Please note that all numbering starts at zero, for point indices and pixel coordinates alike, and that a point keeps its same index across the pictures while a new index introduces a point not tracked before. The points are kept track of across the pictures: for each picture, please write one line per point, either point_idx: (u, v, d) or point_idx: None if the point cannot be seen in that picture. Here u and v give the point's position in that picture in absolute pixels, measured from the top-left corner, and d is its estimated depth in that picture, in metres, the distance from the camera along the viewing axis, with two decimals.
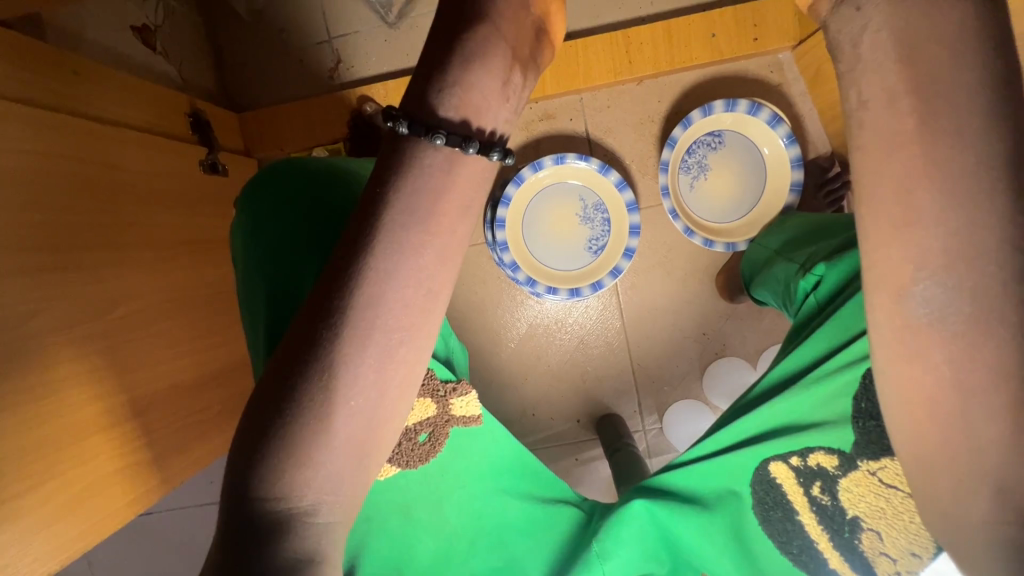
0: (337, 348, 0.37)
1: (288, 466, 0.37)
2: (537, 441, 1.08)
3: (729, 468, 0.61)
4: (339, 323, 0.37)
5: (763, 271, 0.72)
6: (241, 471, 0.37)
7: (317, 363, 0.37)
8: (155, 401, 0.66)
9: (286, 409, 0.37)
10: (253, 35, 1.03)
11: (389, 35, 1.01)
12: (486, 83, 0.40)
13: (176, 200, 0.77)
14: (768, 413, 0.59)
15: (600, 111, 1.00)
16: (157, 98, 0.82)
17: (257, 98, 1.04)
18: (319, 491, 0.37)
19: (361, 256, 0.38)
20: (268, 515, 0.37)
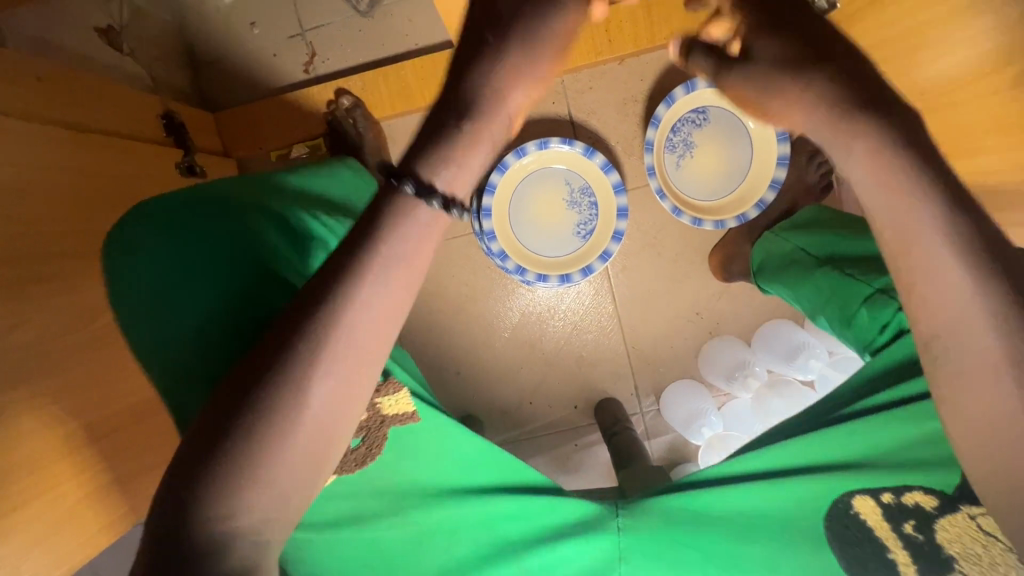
0: (307, 363, 0.35)
1: (234, 478, 0.34)
2: (535, 428, 1.09)
3: (803, 494, 0.59)
4: (312, 337, 0.36)
5: (792, 271, 0.73)
6: (183, 484, 0.35)
7: (284, 374, 0.35)
8: None
9: (245, 420, 0.35)
10: (222, 29, 1.00)
11: (362, 24, 0.98)
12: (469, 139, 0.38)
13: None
14: (848, 440, 0.59)
15: (583, 93, 0.98)
16: (125, 98, 0.80)
17: (232, 95, 1.02)
18: (267, 509, 0.35)
19: (343, 272, 0.36)
20: (204, 534, 0.34)
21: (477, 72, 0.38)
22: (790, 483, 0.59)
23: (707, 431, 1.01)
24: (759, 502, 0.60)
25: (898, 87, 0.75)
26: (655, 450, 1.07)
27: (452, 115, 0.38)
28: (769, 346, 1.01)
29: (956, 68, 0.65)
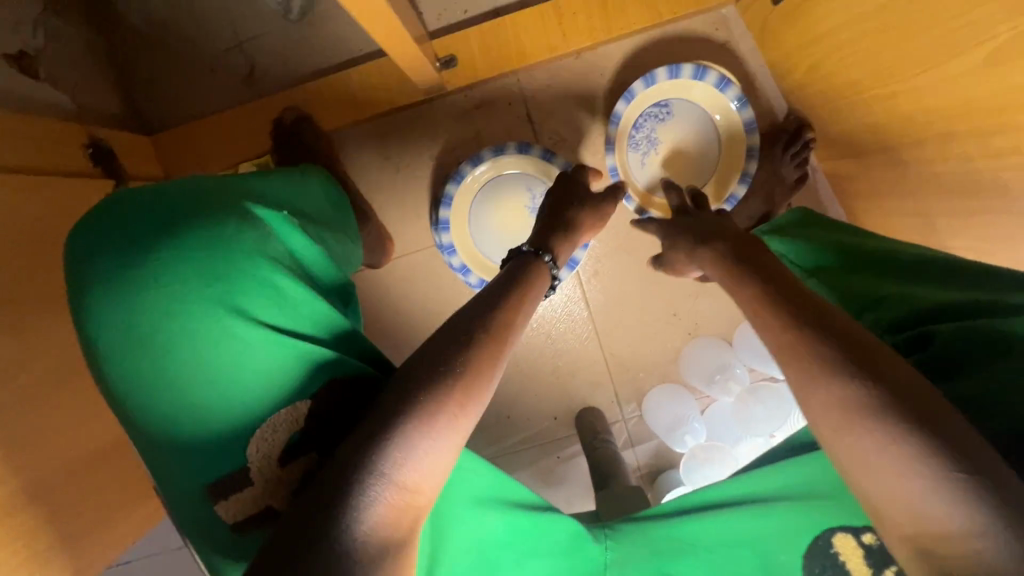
0: (484, 352, 0.47)
1: (398, 458, 0.40)
2: (515, 444, 1.05)
3: (781, 528, 0.58)
4: (486, 337, 0.48)
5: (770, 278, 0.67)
6: (371, 442, 0.41)
7: (466, 358, 0.45)
8: None
9: (433, 389, 0.43)
10: (153, 45, 0.93)
11: (300, 32, 0.92)
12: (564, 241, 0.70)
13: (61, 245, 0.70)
14: (819, 468, 0.58)
15: (540, 91, 0.92)
16: (42, 131, 0.74)
17: (170, 115, 0.96)
18: (427, 476, 0.42)
19: (500, 304, 0.53)
20: (371, 506, 0.39)
21: (569, 207, 0.73)
22: (764, 507, 0.59)
23: (689, 438, 0.97)
24: (731, 530, 0.60)
25: (869, 68, 0.70)
26: (639, 458, 1.03)
27: (560, 221, 0.71)
28: (749, 345, 0.97)
29: (933, 45, 0.59)
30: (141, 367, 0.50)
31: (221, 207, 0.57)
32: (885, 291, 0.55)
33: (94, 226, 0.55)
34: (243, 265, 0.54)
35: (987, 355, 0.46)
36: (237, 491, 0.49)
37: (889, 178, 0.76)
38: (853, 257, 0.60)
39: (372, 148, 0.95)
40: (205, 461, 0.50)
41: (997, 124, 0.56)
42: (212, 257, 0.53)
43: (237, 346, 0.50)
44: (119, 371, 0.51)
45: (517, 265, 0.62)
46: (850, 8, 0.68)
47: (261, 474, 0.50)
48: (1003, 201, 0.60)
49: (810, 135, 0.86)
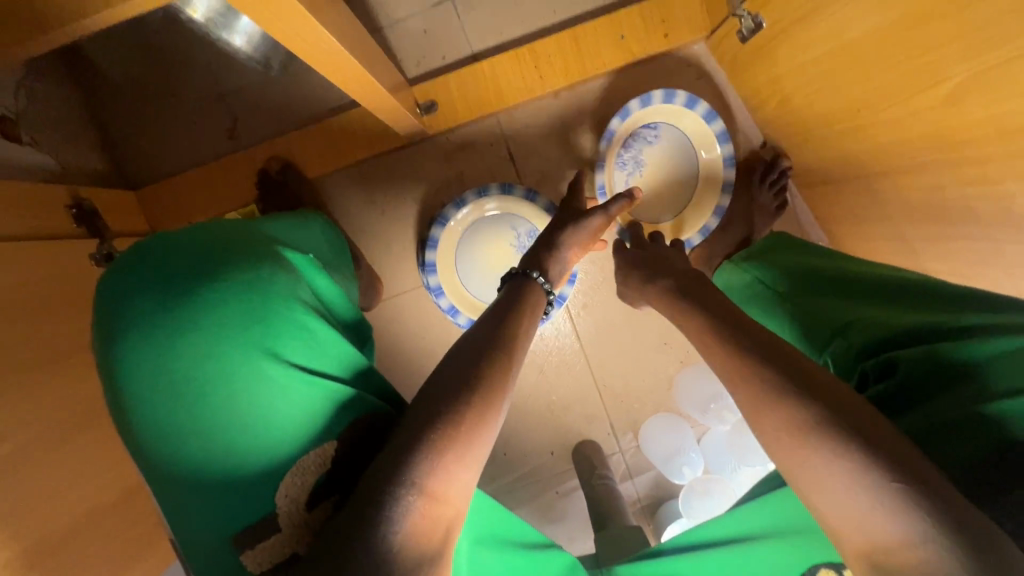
0: (502, 369, 0.48)
1: (434, 471, 0.40)
2: (514, 481, 1.03)
3: (770, 562, 0.59)
4: (501, 354, 0.49)
5: (747, 304, 0.69)
6: (401, 459, 0.40)
7: (487, 372, 0.46)
8: (60, 543, 0.60)
9: (460, 403, 0.43)
10: (136, 103, 0.94)
11: (283, 83, 0.93)
12: (561, 260, 0.71)
13: (46, 309, 0.70)
14: (788, 502, 0.57)
15: (520, 131, 0.94)
16: (25, 194, 0.75)
17: (155, 170, 0.96)
18: (455, 493, 0.42)
19: (510, 324, 0.54)
20: (410, 521, 0.38)
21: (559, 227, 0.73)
22: (746, 550, 0.60)
23: (687, 469, 0.97)
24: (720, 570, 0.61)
25: (836, 101, 0.71)
26: (638, 489, 1.02)
27: (545, 245, 0.71)
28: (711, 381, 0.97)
29: (896, 83, 0.61)
30: (176, 419, 0.50)
31: (249, 253, 0.59)
32: (855, 316, 0.56)
33: (131, 269, 0.55)
34: (273, 309, 0.55)
35: (952, 379, 0.47)
36: (265, 538, 0.48)
37: (866, 204, 0.77)
38: (828, 281, 0.62)
39: (357, 192, 0.96)
40: (228, 513, 0.48)
41: (962, 156, 0.58)
42: (242, 302, 0.54)
43: (271, 390, 0.50)
44: (152, 420, 0.50)
45: (513, 288, 0.63)
46: (814, 47, 0.70)
47: (289, 520, 0.48)
48: (975, 228, 0.61)
49: (786, 163, 0.89)
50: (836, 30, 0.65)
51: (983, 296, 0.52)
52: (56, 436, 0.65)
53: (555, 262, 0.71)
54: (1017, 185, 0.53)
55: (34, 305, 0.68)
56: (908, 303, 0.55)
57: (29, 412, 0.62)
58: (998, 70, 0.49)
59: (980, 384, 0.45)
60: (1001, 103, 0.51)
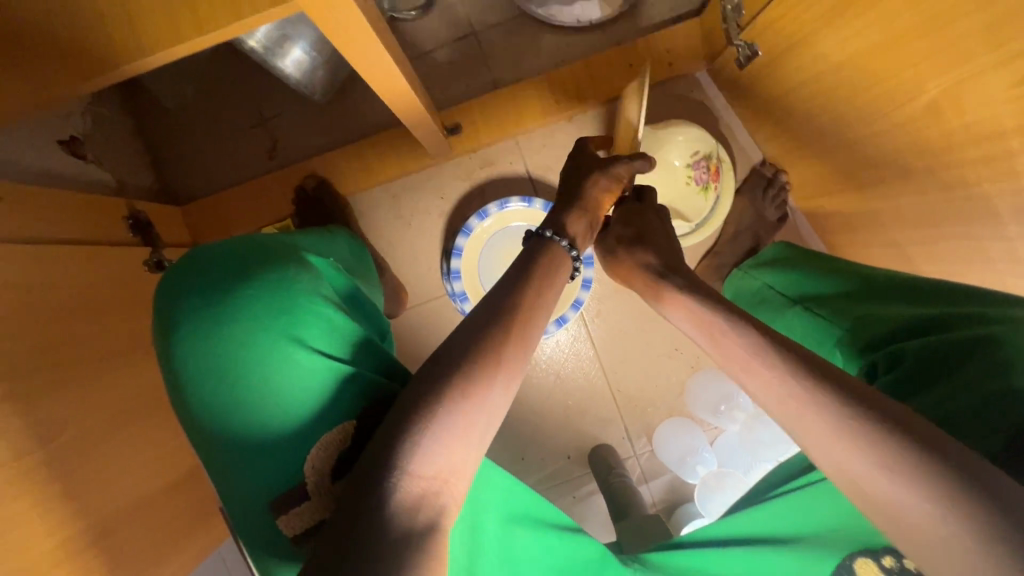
0: (494, 350, 0.49)
1: (419, 449, 0.44)
2: (540, 481, 1.07)
3: (805, 564, 0.58)
4: (495, 334, 0.50)
5: (757, 306, 0.74)
6: (391, 445, 0.44)
7: (475, 357, 0.48)
8: (115, 524, 0.65)
9: (446, 389, 0.46)
10: (183, 127, 1.03)
11: (322, 109, 1.02)
12: (581, 217, 0.67)
13: (101, 309, 0.75)
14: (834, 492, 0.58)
15: (538, 151, 1.02)
16: (89, 205, 0.82)
17: (198, 188, 1.04)
18: (446, 472, 0.45)
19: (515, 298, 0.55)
20: (398, 494, 0.42)
21: (580, 184, 0.70)
22: (780, 549, 0.59)
23: (701, 468, 1.02)
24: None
25: (827, 119, 0.79)
26: (653, 493, 1.05)
27: (563, 203, 0.69)
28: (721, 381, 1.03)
29: (875, 101, 0.69)
30: (216, 397, 0.55)
31: (278, 252, 0.65)
32: (859, 312, 0.61)
33: (180, 265, 0.63)
34: (297, 299, 0.59)
35: (957, 362, 0.51)
36: (296, 505, 0.53)
37: (859, 213, 0.84)
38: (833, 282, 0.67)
39: (385, 207, 1.03)
40: (274, 482, 0.54)
41: (942, 162, 0.64)
42: (270, 292, 0.59)
43: (295, 371, 0.55)
44: (197, 399, 0.56)
45: (536, 252, 0.62)
46: (803, 72, 0.78)
47: (316, 488, 0.53)
48: (960, 228, 0.67)
49: (785, 178, 0.96)
50: (821, 56, 0.74)
51: (977, 292, 0.57)
52: (111, 426, 0.70)
53: (571, 221, 0.66)
54: (993, 186, 0.60)
55: (92, 305, 0.74)
56: (909, 300, 0.59)
57: (86, 400, 0.67)
58: (962, 86, 0.57)
59: (989, 361, 0.49)
60: (971, 113, 0.58)
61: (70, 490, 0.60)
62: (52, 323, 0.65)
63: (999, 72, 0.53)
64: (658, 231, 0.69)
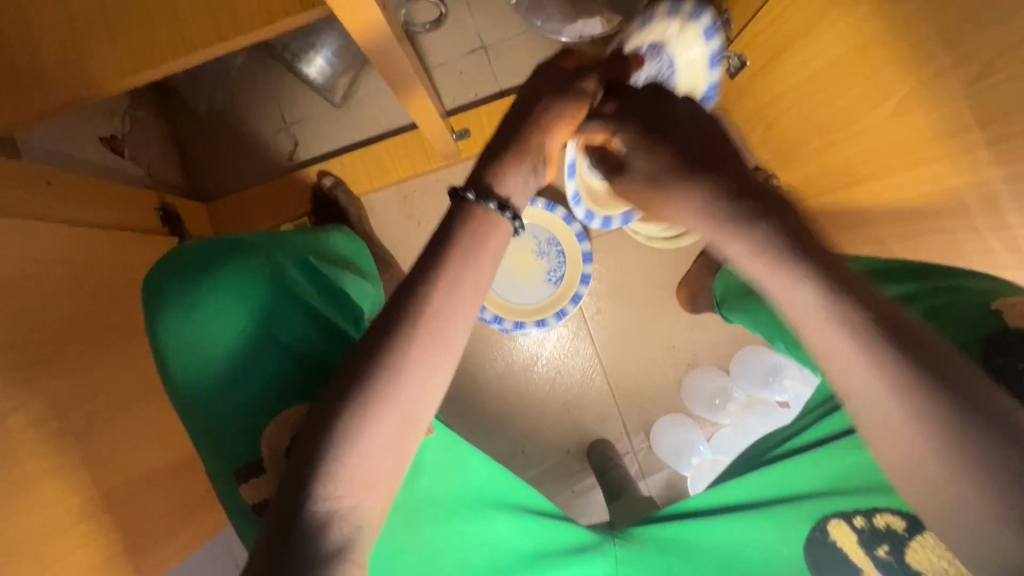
0: (400, 349, 0.44)
1: (327, 472, 0.41)
2: (537, 475, 1.10)
3: (781, 529, 0.62)
4: (401, 329, 0.44)
5: (742, 299, 0.77)
6: (300, 464, 0.42)
7: (377, 359, 0.44)
8: (129, 489, 0.70)
9: (349, 399, 0.43)
10: (212, 130, 1.11)
11: (340, 114, 1.08)
12: (516, 169, 0.51)
13: (130, 290, 0.81)
14: (814, 464, 0.63)
15: None
16: (125, 196, 0.89)
17: (222, 186, 1.11)
18: (362, 486, 0.42)
19: (431, 274, 0.46)
20: (305, 513, 0.40)
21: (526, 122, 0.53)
22: (757, 515, 0.64)
23: (696, 461, 1.05)
24: (753, 534, 0.63)
25: (810, 123, 0.84)
26: (651, 489, 1.08)
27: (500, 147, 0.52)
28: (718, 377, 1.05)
29: (849, 105, 0.74)
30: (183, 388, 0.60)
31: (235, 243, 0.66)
32: None
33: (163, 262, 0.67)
34: (250, 293, 0.62)
35: None
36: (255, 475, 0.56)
37: (845, 213, 0.88)
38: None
39: (397, 207, 1.09)
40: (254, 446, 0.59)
41: (914, 159, 0.69)
42: (218, 287, 0.62)
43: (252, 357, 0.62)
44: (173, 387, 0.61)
45: (452, 222, 0.48)
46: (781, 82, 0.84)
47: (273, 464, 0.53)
48: (934, 222, 0.72)
49: (776, 182, 1.00)
50: (798, 65, 0.79)
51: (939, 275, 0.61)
52: (132, 401, 0.75)
53: (503, 180, 0.51)
54: (961, 178, 0.64)
55: (120, 285, 0.80)
56: (890, 278, 0.64)
57: (110, 374, 0.72)
58: (924, 87, 0.62)
59: None
60: (936, 112, 0.63)
61: (92, 452, 0.65)
62: (83, 301, 0.71)
63: (957, 72, 0.58)
64: (700, 148, 0.47)
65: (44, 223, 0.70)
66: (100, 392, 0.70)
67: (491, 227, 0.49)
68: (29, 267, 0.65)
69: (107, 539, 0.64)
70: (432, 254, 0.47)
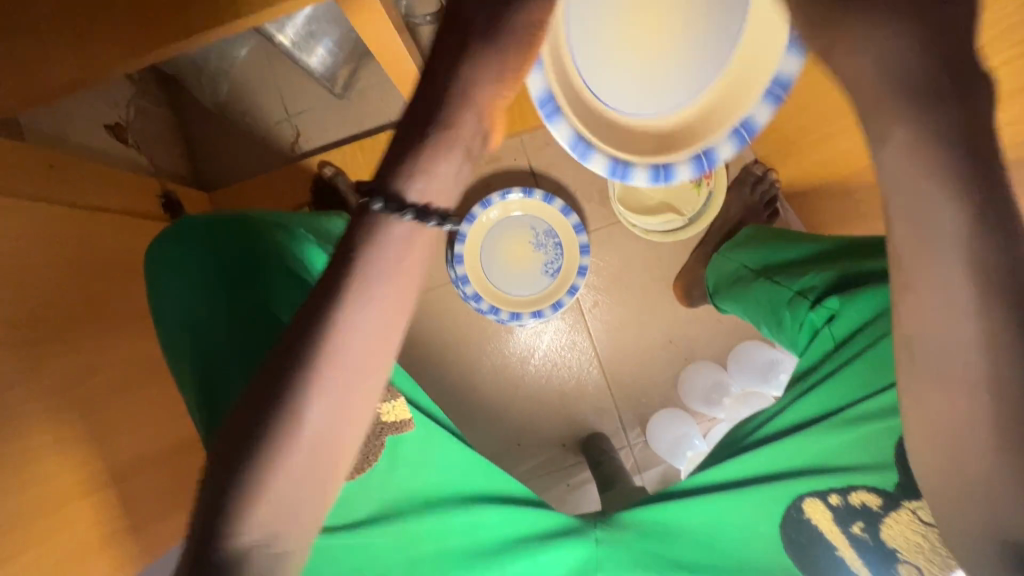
0: (303, 388, 0.38)
1: (243, 523, 0.39)
2: (531, 469, 1.09)
3: (756, 506, 0.65)
4: (301, 367, 0.38)
5: (730, 285, 0.78)
6: (205, 508, 0.39)
7: (279, 401, 0.38)
8: (125, 468, 0.71)
9: (251, 442, 0.38)
10: (217, 120, 1.12)
11: (341, 106, 1.09)
12: (437, 155, 0.37)
13: (128, 272, 0.82)
14: (795, 447, 0.65)
15: (540, 147, 1.07)
16: (129, 182, 0.91)
17: (226, 176, 1.13)
18: (278, 526, 0.40)
19: (334, 298, 0.38)
20: (217, 555, 0.39)
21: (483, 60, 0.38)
22: (735, 495, 0.66)
23: (691, 454, 1.03)
24: (737, 511, 0.66)
25: None
26: (647, 483, 1.08)
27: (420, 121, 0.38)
28: (715, 372, 1.05)
29: None
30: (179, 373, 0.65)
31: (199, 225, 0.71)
32: (808, 268, 0.70)
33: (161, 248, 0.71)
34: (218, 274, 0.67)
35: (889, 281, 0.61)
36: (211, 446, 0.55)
37: None
38: (791, 249, 0.74)
39: None
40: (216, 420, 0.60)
41: None
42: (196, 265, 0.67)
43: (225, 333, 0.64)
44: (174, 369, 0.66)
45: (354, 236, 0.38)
46: None
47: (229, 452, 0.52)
48: None
49: (775, 177, 0.99)
50: None
51: None
52: (133, 381, 0.76)
53: (411, 179, 0.37)
54: None
55: (120, 268, 0.81)
56: (859, 250, 0.68)
57: (112, 353, 0.73)
58: None
59: None
60: None
61: (90, 428, 0.66)
62: (83, 281, 0.72)
63: None
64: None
65: (46, 203, 0.72)
66: (101, 369, 0.70)
67: (410, 239, 0.38)
68: (34, 245, 0.66)
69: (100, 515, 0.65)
70: (327, 278, 0.38)
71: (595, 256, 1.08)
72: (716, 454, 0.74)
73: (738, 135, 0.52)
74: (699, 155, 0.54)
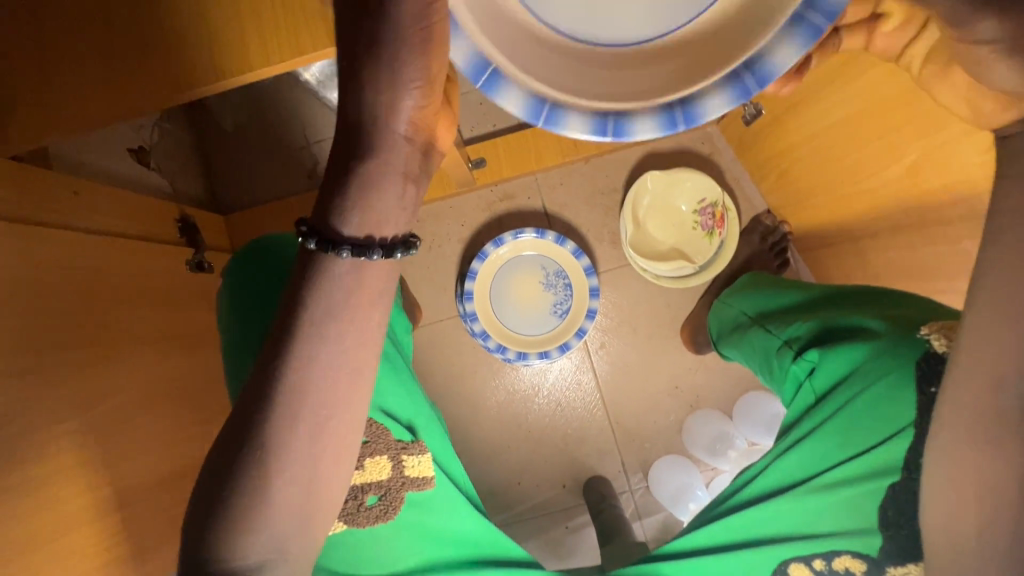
0: (271, 429, 0.46)
1: (237, 548, 0.47)
2: (530, 508, 1.08)
3: (746, 565, 0.65)
4: (269, 409, 0.46)
5: (731, 331, 0.79)
6: (199, 538, 0.46)
7: (253, 439, 0.46)
8: (130, 495, 0.70)
9: (234, 480, 0.46)
10: (237, 144, 1.14)
11: None
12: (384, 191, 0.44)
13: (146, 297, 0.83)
14: (777, 509, 0.64)
15: (554, 188, 1.09)
16: (149, 206, 0.92)
17: (243, 201, 1.15)
18: (264, 550, 0.47)
19: (287, 346, 0.45)
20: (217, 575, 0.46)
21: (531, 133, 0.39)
22: (719, 557, 0.66)
23: (693, 507, 1.03)
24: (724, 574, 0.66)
25: (823, 176, 0.85)
26: (646, 531, 1.06)
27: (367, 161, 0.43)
28: (719, 422, 1.05)
29: (863, 159, 0.75)
30: None
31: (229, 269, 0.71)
32: (801, 317, 0.69)
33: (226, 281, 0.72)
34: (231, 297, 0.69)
35: (873, 338, 0.60)
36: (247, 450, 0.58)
37: (857, 265, 0.88)
38: (787, 296, 0.74)
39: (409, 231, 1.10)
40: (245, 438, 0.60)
41: (931, 219, 0.69)
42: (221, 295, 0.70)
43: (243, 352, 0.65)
44: None
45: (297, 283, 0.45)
46: (797, 134, 0.85)
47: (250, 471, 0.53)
48: (948, 282, 0.72)
49: (786, 229, 1.01)
50: (816, 118, 0.80)
51: (901, 299, 0.65)
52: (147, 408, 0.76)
53: (346, 210, 0.44)
54: (973, 241, 0.64)
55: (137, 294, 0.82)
56: (850, 301, 0.68)
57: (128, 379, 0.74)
58: (941, 147, 0.63)
59: (895, 346, 0.58)
60: (953, 173, 0.63)
61: (101, 455, 0.67)
62: (103, 308, 0.73)
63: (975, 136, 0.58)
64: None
65: (67, 231, 0.73)
66: (117, 394, 0.71)
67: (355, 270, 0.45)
68: (54, 273, 0.67)
69: (106, 545, 0.66)
70: (280, 344, 0.46)
71: (603, 296, 1.08)
72: (704, 510, 0.73)
73: (806, 29, 0.35)
74: (740, 74, 0.36)
